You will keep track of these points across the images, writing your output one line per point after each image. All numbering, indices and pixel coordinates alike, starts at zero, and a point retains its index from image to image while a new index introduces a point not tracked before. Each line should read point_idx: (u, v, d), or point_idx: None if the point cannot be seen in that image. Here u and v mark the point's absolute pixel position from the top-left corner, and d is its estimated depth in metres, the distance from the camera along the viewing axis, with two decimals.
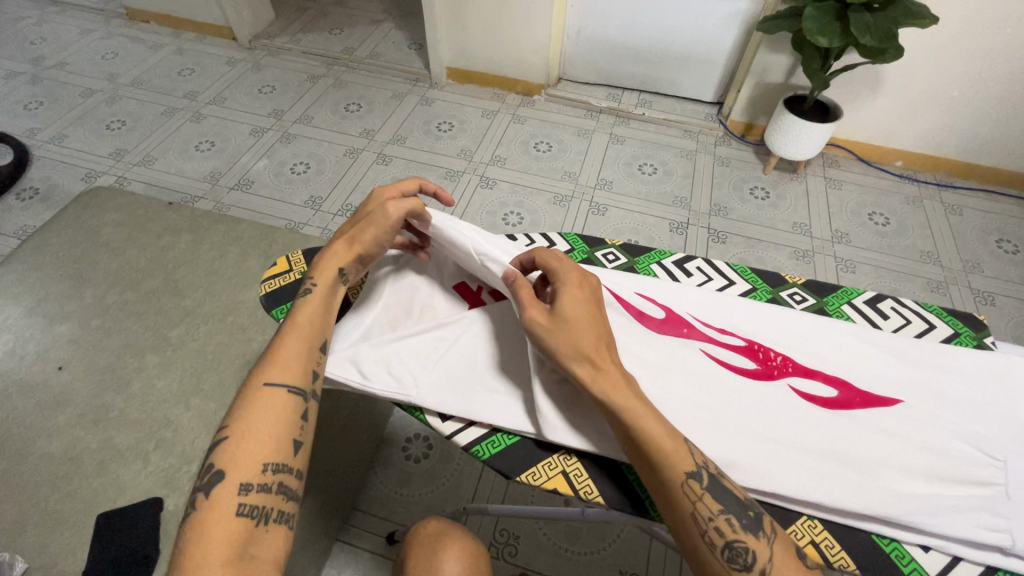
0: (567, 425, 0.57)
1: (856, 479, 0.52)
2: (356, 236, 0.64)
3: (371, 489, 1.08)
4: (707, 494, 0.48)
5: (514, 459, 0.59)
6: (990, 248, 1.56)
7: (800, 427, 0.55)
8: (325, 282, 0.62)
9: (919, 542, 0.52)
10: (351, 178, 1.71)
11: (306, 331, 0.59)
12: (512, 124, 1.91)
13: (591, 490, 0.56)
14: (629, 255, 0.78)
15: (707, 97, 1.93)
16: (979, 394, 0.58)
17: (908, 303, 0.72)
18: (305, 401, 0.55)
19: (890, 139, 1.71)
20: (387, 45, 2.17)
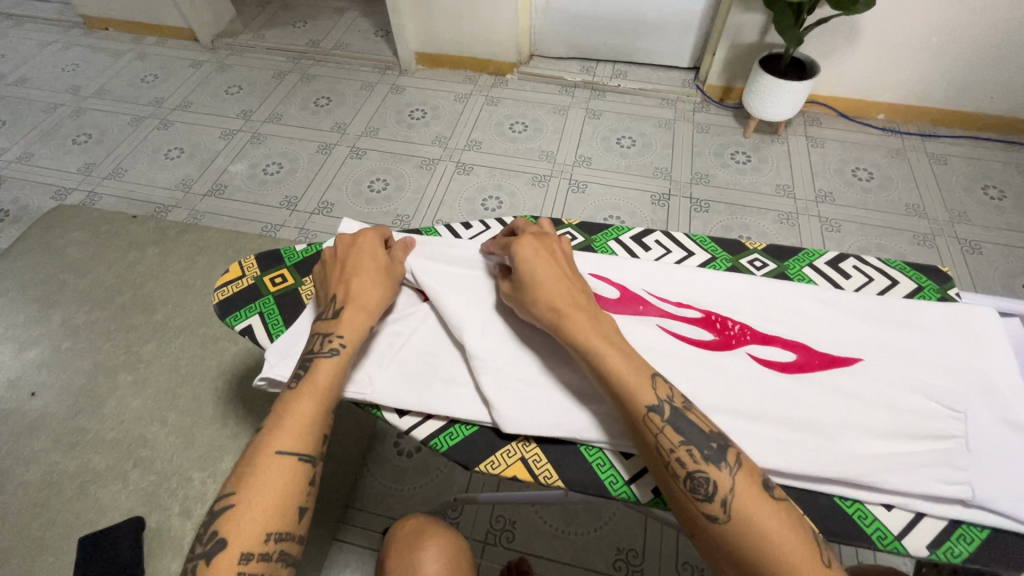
0: (521, 416, 0.55)
1: (815, 443, 0.51)
2: (379, 293, 0.60)
3: (365, 487, 1.08)
4: (667, 426, 0.49)
5: (472, 450, 0.57)
6: (976, 196, 1.54)
7: (758, 396, 0.54)
8: (355, 337, 0.57)
9: (881, 501, 0.50)
10: (325, 176, 1.67)
11: (322, 391, 0.54)
12: (486, 107, 1.87)
13: (551, 474, 0.55)
14: (587, 233, 0.75)
15: (682, 62, 1.89)
16: (943, 349, 0.56)
17: (871, 260, 0.69)
18: (314, 467, 0.52)
19: (870, 92, 1.68)
20: (353, 35, 2.12)
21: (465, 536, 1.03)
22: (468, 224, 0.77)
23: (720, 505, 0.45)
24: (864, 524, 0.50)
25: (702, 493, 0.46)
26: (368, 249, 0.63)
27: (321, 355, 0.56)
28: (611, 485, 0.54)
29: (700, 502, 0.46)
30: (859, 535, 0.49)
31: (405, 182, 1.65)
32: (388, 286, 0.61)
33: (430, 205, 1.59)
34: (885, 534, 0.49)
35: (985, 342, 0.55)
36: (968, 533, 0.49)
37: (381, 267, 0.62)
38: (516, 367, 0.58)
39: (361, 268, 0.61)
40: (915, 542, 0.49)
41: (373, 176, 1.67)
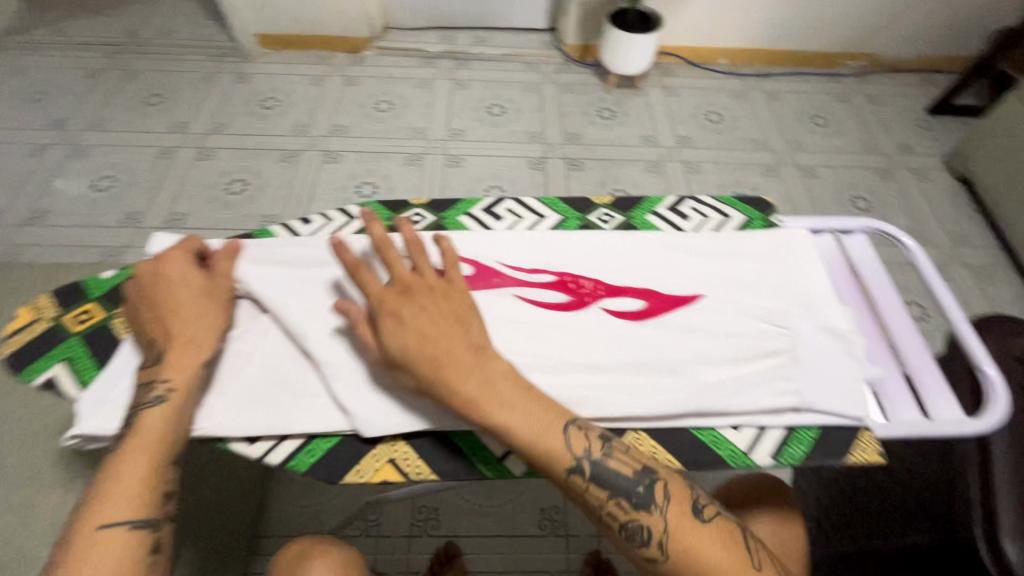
0: (376, 412, 0.48)
1: (666, 382, 0.49)
2: (201, 316, 0.51)
3: (273, 512, 1.00)
4: (591, 484, 0.45)
5: (335, 462, 0.49)
6: (807, 126, 1.72)
7: (608, 347, 0.51)
8: (184, 378, 0.48)
9: (729, 423, 0.49)
10: (171, 184, 1.48)
11: (149, 447, 0.47)
12: (345, 87, 1.75)
13: (424, 470, 0.49)
14: (436, 211, 0.64)
15: (540, 24, 1.89)
16: (771, 272, 0.57)
17: (706, 199, 0.68)
18: (154, 532, 0.46)
19: (711, 39, 1.80)
20: (179, 20, 1.88)
21: (389, 535, 1.00)
22: (307, 220, 0.64)
23: (657, 549, 0.45)
24: (718, 450, 0.48)
25: (641, 541, 0.45)
26: (180, 274, 0.52)
27: (146, 406, 0.47)
28: (483, 465, 0.49)
29: (640, 550, 0.45)
30: (714, 462, 0.48)
31: (268, 179, 1.51)
32: (211, 306, 0.52)
33: (300, 200, 1.48)
34: (736, 454, 0.48)
35: (805, 261, 0.58)
36: (803, 436, 0.49)
37: (202, 289, 0.52)
38: (369, 362, 0.51)
39: (177, 297, 0.51)
40: (762, 455, 0.48)
41: (229, 177, 1.51)
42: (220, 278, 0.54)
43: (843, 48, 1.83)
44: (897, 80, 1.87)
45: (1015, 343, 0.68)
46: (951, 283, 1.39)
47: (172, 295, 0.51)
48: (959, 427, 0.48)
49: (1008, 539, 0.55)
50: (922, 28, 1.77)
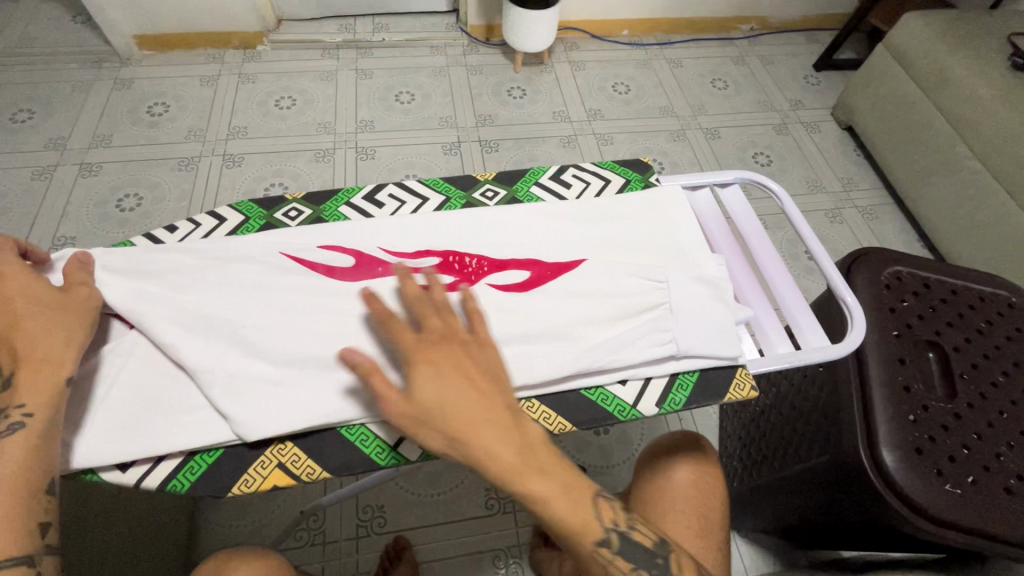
0: (260, 415, 0.47)
1: (552, 347, 0.51)
2: (57, 339, 0.46)
3: (205, 537, 0.96)
4: (616, 556, 0.48)
5: (222, 477, 0.47)
6: (708, 90, 1.80)
7: (496, 320, 0.52)
8: (45, 399, 0.44)
9: (615, 378, 0.51)
10: (52, 207, 1.36)
11: (11, 476, 0.42)
12: (242, 86, 1.65)
13: (314, 469, 0.48)
14: (314, 205, 0.62)
15: (441, 7, 1.86)
16: (648, 230, 0.60)
17: (587, 165, 0.67)
18: (34, 563, 0.42)
19: (611, 12, 1.84)
20: (42, 26, 1.70)
21: (335, 540, 0.99)
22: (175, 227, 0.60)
23: None
24: (607, 406, 0.51)
25: None
26: (23, 304, 0.47)
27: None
28: (375, 455, 0.49)
29: None
30: (604, 418, 0.50)
31: (164, 191, 1.41)
32: (67, 327, 0.47)
33: (202, 209, 1.39)
34: (623, 407, 0.51)
35: (680, 217, 0.61)
36: (685, 381, 0.53)
37: (58, 307, 0.47)
38: (249, 367, 0.49)
39: (28, 320, 0.46)
40: (647, 405, 0.51)
41: (119, 193, 1.40)
42: (74, 296, 0.49)
43: (734, 12, 1.92)
44: (786, 40, 1.98)
45: (884, 273, 0.74)
46: (844, 225, 1.51)
47: (20, 327, 0.46)
48: (825, 354, 0.53)
49: (886, 450, 0.62)
50: None
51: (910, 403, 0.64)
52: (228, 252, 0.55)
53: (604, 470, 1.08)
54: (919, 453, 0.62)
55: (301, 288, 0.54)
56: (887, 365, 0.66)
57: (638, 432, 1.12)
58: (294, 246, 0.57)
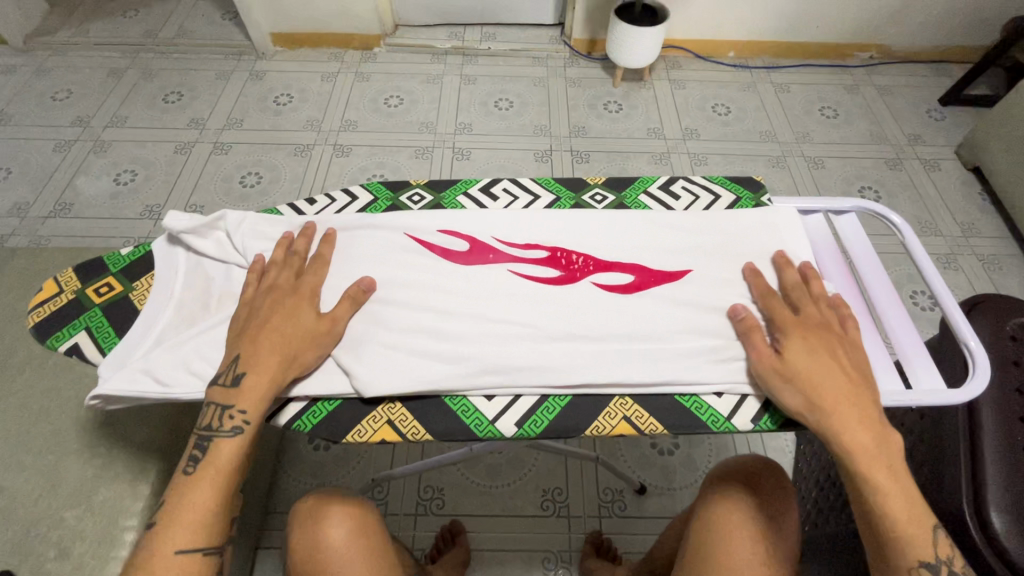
0: (367, 375, 0.49)
1: (653, 350, 0.51)
2: (285, 365, 0.48)
3: (283, 488, 1.04)
4: None
5: (337, 424, 0.49)
6: (815, 117, 1.72)
7: (598, 318, 0.53)
8: (257, 412, 0.47)
9: (712, 389, 0.50)
10: (188, 178, 1.53)
11: (224, 471, 0.47)
12: (356, 84, 1.79)
13: (420, 431, 0.49)
14: (435, 191, 0.66)
15: (547, 20, 1.91)
16: (759, 247, 0.58)
17: (697, 179, 0.67)
18: (219, 558, 0.46)
19: (718, 33, 1.81)
20: (196, 20, 1.94)
21: (396, 513, 1.04)
22: (313, 200, 0.65)
23: None
24: (702, 416, 0.49)
25: None
26: (281, 319, 0.50)
27: (222, 435, 0.47)
28: (475, 427, 0.49)
29: None
30: (699, 427, 0.49)
31: (280, 173, 1.55)
32: (302, 353, 0.49)
33: (311, 192, 1.51)
34: (717, 418, 0.49)
35: (794, 237, 0.59)
36: None
37: (307, 332, 0.50)
38: (370, 332, 0.52)
39: (276, 333, 0.49)
40: (741, 420, 0.50)
41: (243, 170, 1.56)
42: (325, 322, 0.50)
43: (853, 39, 1.82)
44: (909, 71, 1.85)
45: (1008, 323, 0.69)
46: (959, 273, 1.39)
47: (267, 346, 0.48)
48: (942, 398, 0.49)
49: (995, 510, 0.56)
50: (934, 18, 1.75)
51: None
52: (357, 224, 0.60)
53: (664, 491, 1.06)
54: None
55: (421, 266, 0.56)
56: (1002, 420, 0.61)
57: (704, 457, 1.10)
58: (415, 226, 0.60)
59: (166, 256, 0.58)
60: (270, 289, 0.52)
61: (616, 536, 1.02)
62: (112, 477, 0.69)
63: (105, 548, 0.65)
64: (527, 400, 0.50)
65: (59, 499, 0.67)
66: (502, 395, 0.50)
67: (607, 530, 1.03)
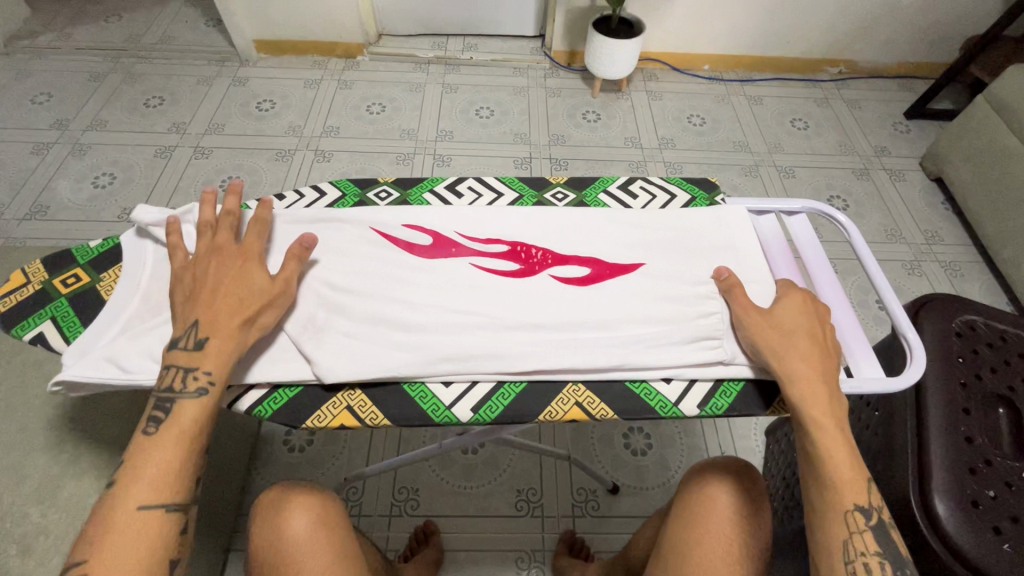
0: (327, 361, 0.50)
1: (607, 339, 0.53)
2: (245, 325, 0.50)
3: (253, 489, 1.03)
4: (869, 532, 0.47)
5: (297, 410, 0.50)
6: (787, 128, 1.78)
7: (555, 308, 0.55)
8: (222, 373, 0.48)
9: (662, 376, 0.52)
10: (167, 181, 1.53)
11: (188, 431, 0.48)
12: (339, 91, 1.81)
13: (377, 416, 0.50)
14: (402, 188, 0.68)
15: (529, 31, 1.95)
16: (710, 242, 0.61)
17: (655, 179, 0.70)
18: (184, 514, 0.46)
19: (693, 46, 1.87)
20: (180, 26, 1.95)
21: (369, 514, 1.04)
22: (282, 196, 0.67)
23: None
24: (652, 402, 0.51)
25: None
26: (233, 282, 0.51)
27: (185, 397, 0.48)
28: (432, 412, 0.50)
29: None
30: (649, 412, 0.51)
31: (261, 177, 1.56)
32: (260, 313, 0.51)
33: None
34: (666, 404, 0.51)
35: (744, 233, 0.62)
36: (730, 388, 0.53)
37: (264, 293, 0.51)
38: (333, 322, 0.53)
39: (234, 295, 0.50)
40: (688, 405, 0.52)
41: (224, 174, 1.56)
42: (279, 283, 0.53)
43: (822, 54, 1.89)
44: (876, 86, 1.92)
45: (955, 320, 0.72)
46: (923, 279, 1.44)
47: (224, 307, 0.50)
48: (878, 385, 0.52)
49: (939, 497, 0.59)
50: (898, 35, 1.83)
51: (971, 455, 0.62)
52: (323, 219, 0.61)
53: (637, 491, 1.08)
54: (976, 509, 0.59)
55: (383, 260, 0.58)
56: (949, 412, 0.64)
57: (676, 458, 1.12)
58: (380, 222, 0.61)
59: (135, 253, 0.58)
60: (212, 256, 0.53)
61: (588, 536, 1.03)
62: (78, 472, 0.69)
63: (70, 543, 0.64)
64: (486, 385, 0.51)
65: (23, 494, 0.66)
66: (461, 381, 0.52)
67: (580, 530, 1.04)
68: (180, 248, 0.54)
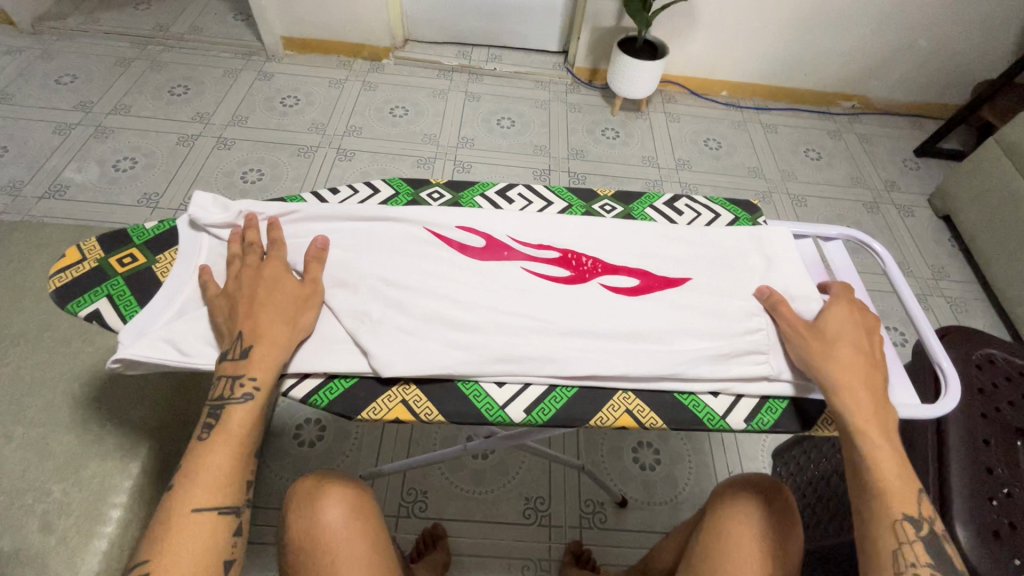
0: (386, 354, 0.51)
1: (657, 349, 0.54)
2: (285, 326, 0.51)
3: (265, 482, 1.03)
4: (919, 543, 0.47)
5: (353, 400, 0.51)
6: (801, 158, 1.81)
7: (606, 315, 0.56)
8: (267, 376, 0.49)
9: (709, 389, 0.54)
10: (188, 170, 1.54)
11: (238, 435, 0.49)
12: (363, 92, 1.83)
13: (432, 412, 0.51)
14: (453, 190, 0.70)
15: (552, 47, 1.99)
16: (755, 261, 0.63)
17: (699, 198, 0.72)
18: (238, 516, 0.48)
19: (713, 72, 1.91)
20: (208, 19, 1.97)
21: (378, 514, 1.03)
22: (336, 190, 0.68)
23: None
24: (700, 414, 0.53)
25: None
26: (266, 290, 0.53)
27: (234, 402, 0.49)
28: (486, 411, 0.51)
29: None
30: (697, 424, 0.52)
31: (282, 171, 1.57)
32: (296, 316, 0.52)
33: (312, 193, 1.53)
34: (713, 416, 0.53)
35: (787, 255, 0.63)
36: (774, 405, 0.55)
37: (298, 298, 0.53)
38: (389, 316, 0.54)
39: (271, 299, 0.52)
40: (735, 418, 0.53)
41: (246, 167, 1.57)
42: (309, 286, 0.54)
43: (837, 88, 1.94)
44: (888, 122, 1.97)
45: (974, 353, 0.74)
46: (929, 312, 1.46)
47: (259, 310, 0.51)
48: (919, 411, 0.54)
49: (960, 525, 0.60)
50: (911, 74, 1.88)
51: (991, 485, 0.63)
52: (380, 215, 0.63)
53: (645, 505, 1.08)
54: (996, 539, 0.60)
55: (439, 258, 0.59)
56: (969, 442, 0.65)
57: (684, 475, 1.12)
58: (434, 221, 0.63)
59: (190, 242, 0.59)
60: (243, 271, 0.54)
61: (596, 548, 1.03)
62: (103, 452, 0.69)
63: (91, 524, 0.64)
64: (537, 387, 0.53)
65: (47, 472, 0.66)
66: (514, 382, 0.53)
67: (587, 541, 1.03)
68: (209, 277, 0.55)
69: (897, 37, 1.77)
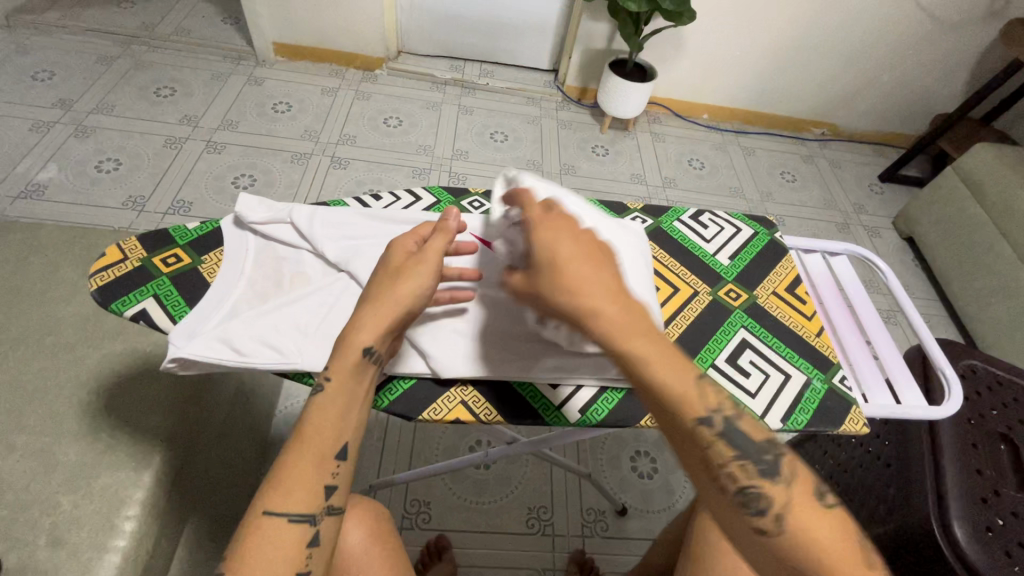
0: (452, 356, 0.54)
1: None
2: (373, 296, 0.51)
3: None
4: (720, 441, 0.43)
5: (413, 401, 0.53)
6: (777, 179, 1.92)
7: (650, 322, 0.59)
8: (338, 364, 0.49)
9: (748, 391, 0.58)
10: (176, 173, 1.50)
11: (316, 434, 0.47)
12: (356, 101, 1.83)
13: (491, 412, 0.53)
14: (492, 201, 0.73)
15: (543, 65, 2.04)
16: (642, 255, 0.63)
17: (721, 214, 0.77)
18: (313, 526, 0.45)
19: (696, 96, 2.00)
20: (196, 20, 1.93)
21: None
22: (378, 197, 0.71)
23: (780, 522, 0.41)
24: None
25: (755, 507, 0.42)
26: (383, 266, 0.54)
27: (314, 396, 0.49)
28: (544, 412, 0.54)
29: (753, 519, 0.41)
30: None
31: (274, 177, 1.55)
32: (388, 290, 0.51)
33: (306, 200, 1.51)
34: (754, 416, 0.57)
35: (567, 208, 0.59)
36: (807, 405, 0.59)
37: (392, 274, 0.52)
38: (445, 320, 0.56)
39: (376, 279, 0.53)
40: (773, 419, 0.57)
41: (237, 172, 1.54)
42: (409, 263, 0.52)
43: (809, 116, 2.06)
44: (855, 149, 2.10)
45: (958, 364, 0.80)
46: (898, 327, 1.49)
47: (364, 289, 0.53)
48: (927, 411, 0.60)
49: (957, 523, 0.65)
50: (876, 106, 2.02)
51: (982, 484, 0.68)
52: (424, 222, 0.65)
53: (643, 513, 1.11)
54: (989, 533, 0.65)
55: (489, 264, 0.63)
56: (961, 445, 0.71)
57: (680, 482, 1.16)
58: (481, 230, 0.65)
59: (238, 243, 0.60)
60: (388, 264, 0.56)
61: (598, 557, 1.04)
62: (114, 463, 0.66)
63: (103, 538, 0.61)
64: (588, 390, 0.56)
65: (54, 483, 0.63)
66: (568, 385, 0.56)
67: (589, 550, 1.05)
68: None
69: (864, 71, 1.90)
